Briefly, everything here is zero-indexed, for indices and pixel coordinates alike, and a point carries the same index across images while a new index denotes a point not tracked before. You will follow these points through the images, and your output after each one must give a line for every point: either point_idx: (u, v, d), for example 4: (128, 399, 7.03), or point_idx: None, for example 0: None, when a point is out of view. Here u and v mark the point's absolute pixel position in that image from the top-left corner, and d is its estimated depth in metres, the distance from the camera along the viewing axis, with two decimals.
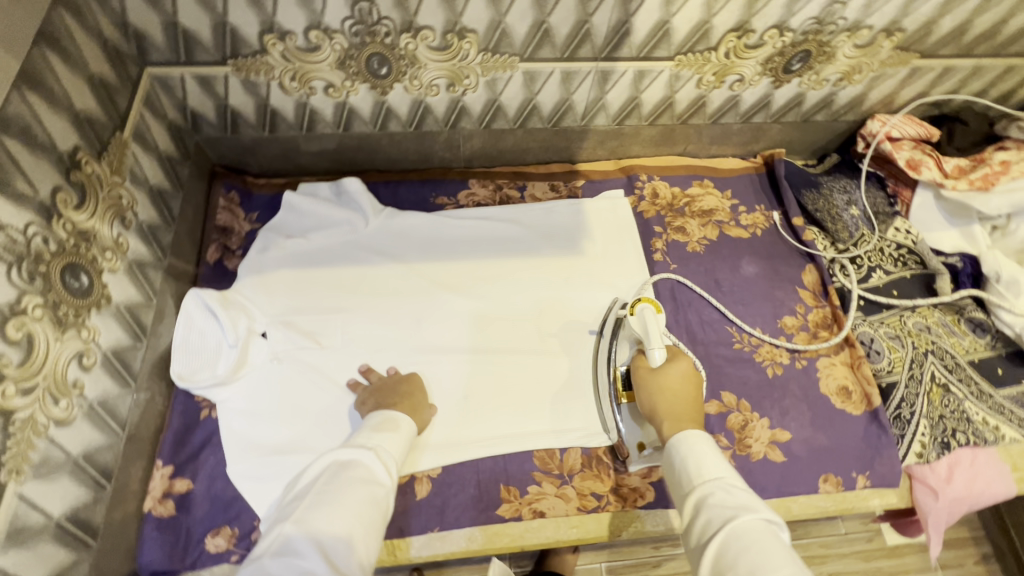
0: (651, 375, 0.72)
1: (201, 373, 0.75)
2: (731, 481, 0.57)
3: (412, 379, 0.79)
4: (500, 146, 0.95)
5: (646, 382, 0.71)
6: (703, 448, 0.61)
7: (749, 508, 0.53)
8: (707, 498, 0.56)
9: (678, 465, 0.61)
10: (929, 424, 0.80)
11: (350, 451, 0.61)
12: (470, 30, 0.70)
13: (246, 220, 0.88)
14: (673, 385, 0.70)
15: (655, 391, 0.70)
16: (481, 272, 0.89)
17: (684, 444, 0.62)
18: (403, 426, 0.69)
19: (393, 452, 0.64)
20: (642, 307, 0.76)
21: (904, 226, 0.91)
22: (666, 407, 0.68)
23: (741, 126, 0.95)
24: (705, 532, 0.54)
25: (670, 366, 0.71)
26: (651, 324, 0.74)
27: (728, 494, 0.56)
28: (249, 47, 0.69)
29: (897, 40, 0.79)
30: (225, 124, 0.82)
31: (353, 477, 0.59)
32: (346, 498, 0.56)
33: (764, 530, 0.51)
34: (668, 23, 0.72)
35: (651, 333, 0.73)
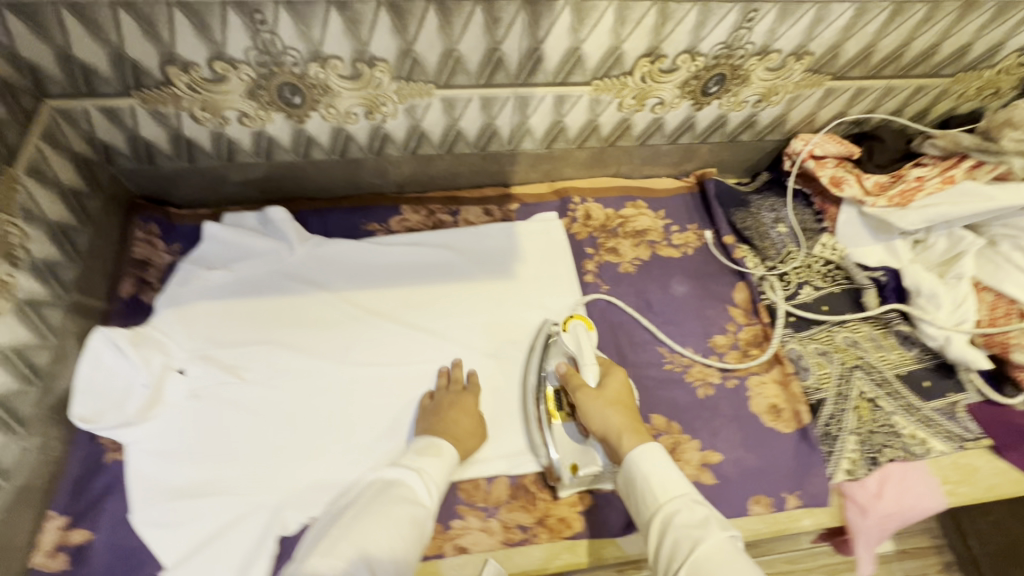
0: (595, 393, 0.72)
1: (108, 414, 0.72)
2: (693, 497, 0.60)
3: (466, 403, 0.77)
4: (432, 172, 0.94)
5: (592, 400, 0.71)
6: (662, 467, 0.63)
7: (711, 527, 0.56)
8: (672, 520, 0.58)
9: (640, 485, 0.63)
10: (858, 440, 0.80)
11: (395, 472, 0.66)
12: (379, 59, 0.70)
13: (167, 252, 0.86)
14: (619, 399, 0.72)
15: (607, 407, 0.70)
16: (413, 299, 0.88)
17: (644, 461, 0.64)
18: (446, 452, 0.70)
19: (435, 479, 0.67)
20: (574, 323, 0.80)
21: (830, 243, 0.94)
22: (622, 423, 0.69)
23: (670, 147, 0.96)
24: (671, 557, 0.56)
25: (609, 381, 0.74)
26: (585, 342, 0.78)
27: (689, 513, 0.58)
28: (152, 78, 0.68)
29: (806, 62, 0.81)
30: (139, 156, 0.80)
31: (396, 495, 0.63)
32: (387, 513, 0.60)
33: (725, 548, 0.55)
34: (579, 49, 0.73)
35: (586, 349, 0.78)
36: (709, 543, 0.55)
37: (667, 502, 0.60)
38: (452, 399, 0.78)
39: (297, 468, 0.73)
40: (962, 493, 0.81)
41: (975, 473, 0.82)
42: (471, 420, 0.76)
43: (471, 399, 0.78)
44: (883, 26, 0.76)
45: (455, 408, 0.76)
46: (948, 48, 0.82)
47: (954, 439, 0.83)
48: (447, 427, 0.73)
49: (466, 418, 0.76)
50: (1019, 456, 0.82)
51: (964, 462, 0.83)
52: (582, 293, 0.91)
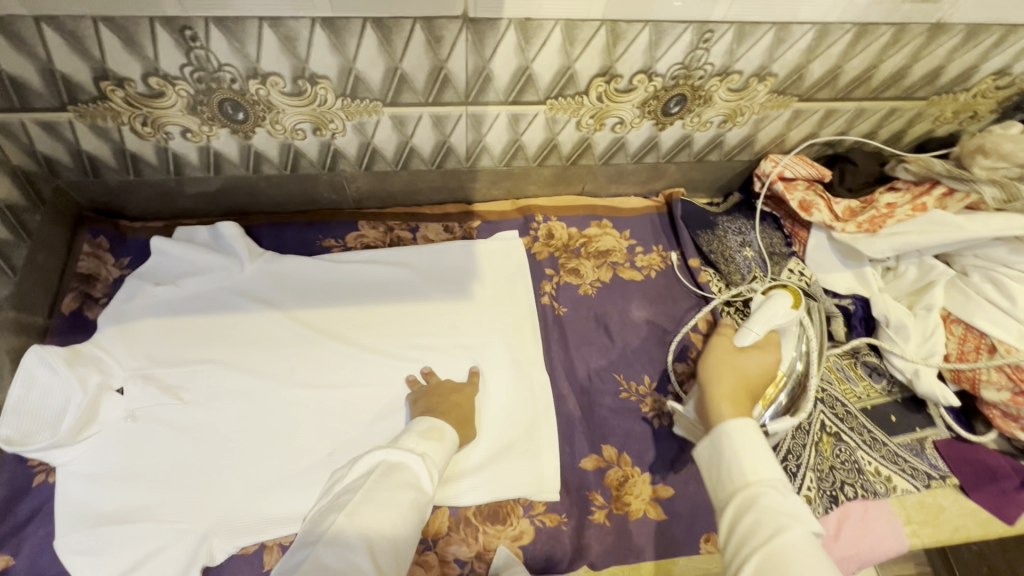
0: (733, 352, 0.71)
1: (37, 434, 0.70)
2: (783, 485, 0.55)
3: (464, 391, 0.78)
4: (390, 188, 0.92)
5: (722, 355, 0.71)
6: (760, 448, 0.57)
7: (800, 519, 0.51)
8: (756, 501, 0.54)
9: (726, 460, 0.58)
10: (816, 476, 0.77)
11: (399, 453, 0.63)
12: (321, 76, 0.68)
13: (115, 266, 0.85)
14: (749, 375, 0.68)
15: (730, 371, 0.68)
16: (366, 319, 0.85)
17: (737, 434, 0.59)
18: (449, 437, 0.69)
19: (437, 463, 0.65)
20: (777, 291, 0.75)
21: (797, 268, 0.91)
22: (736, 388, 0.66)
23: (636, 167, 0.94)
24: (748, 538, 0.51)
25: (761, 358, 0.70)
26: (774, 309, 0.72)
27: (780, 500, 0.53)
28: (87, 93, 0.67)
29: (770, 84, 0.78)
30: (85, 169, 0.78)
31: (399, 480, 0.61)
32: (390, 499, 0.58)
33: (809, 544, 0.50)
34: (529, 68, 0.71)
35: (762, 316, 0.72)
36: (796, 533, 0.50)
37: (752, 486, 0.55)
38: (453, 386, 0.78)
39: (231, 496, 0.71)
40: (925, 534, 0.78)
41: (940, 513, 0.79)
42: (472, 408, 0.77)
43: (471, 390, 0.78)
44: (849, 48, 0.73)
45: (457, 393, 0.77)
46: (919, 71, 0.79)
47: (919, 477, 0.79)
48: (452, 410, 0.74)
49: (469, 404, 0.77)
50: (985, 494, 0.79)
51: (930, 501, 0.80)
52: (538, 315, 0.88)
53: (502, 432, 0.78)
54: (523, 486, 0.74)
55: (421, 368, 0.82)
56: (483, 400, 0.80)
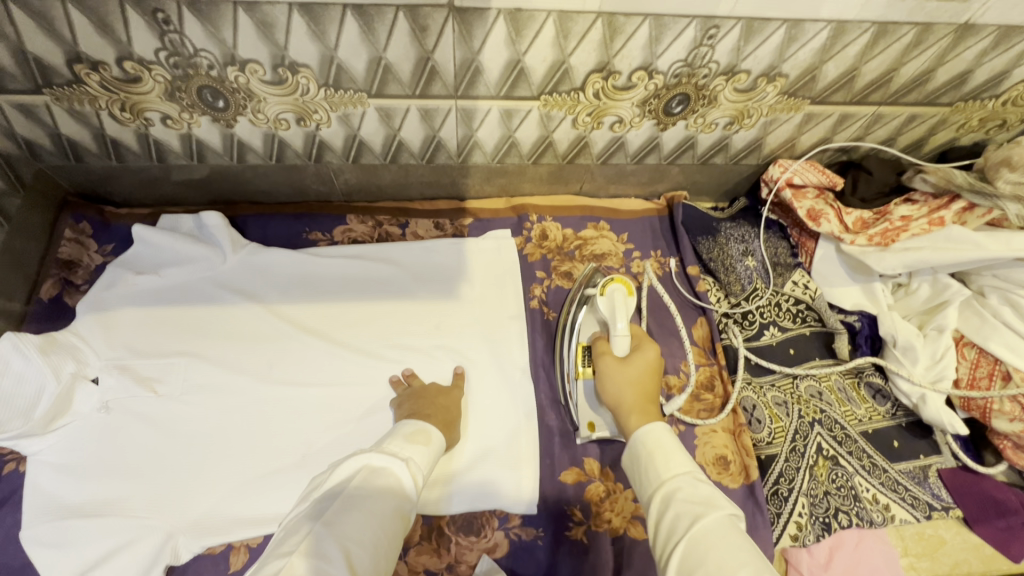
0: (618, 364, 0.67)
1: (10, 423, 0.69)
2: (696, 473, 0.53)
3: (449, 392, 0.75)
4: (379, 182, 0.89)
5: (611, 372, 0.67)
6: (670, 441, 0.55)
7: (716, 505, 0.49)
8: (674, 498, 0.51)
9: (642, 460, 0.55)
10: (809, 502, 0.73)
11: (384, 457, 0.56)
12: (301, 64, 0.65)
13: (98, 252, 0.83)
14: (644, 377, 0.65)
15: (627, 383, 0.65)
16: (348, 316, 0.83)
17: (649, 439, 0.56)
18: (435, 441, 0.63)
19: (423, 469, 0.59)
20: (613, 287, 0.72)
21: (802, 280, 0.86)
22: (641, 400, 0.62)
23: (636, 167, 0.89)
24: (671, 536, 0.48)
25: (642, 352, 0.67)
26: (621, 307, 0.70)
27: (693, 491, 0.51)
28: (62, 76, 0.65)
29: (780, 85, 0.73)
30: (66, 153, 0.77)
31: (381, 487, 0.54)
32: (372, 507, 0.52)
33: (729, 528, 0.47)
34: (521, 62, 0.67)
35: (618, 315, 0.69)
36: (711, 522, 0.47)
37: (664, 481, 0.53)
38: (438, 388, 0.75)
39: (202, 496, 0.70)
40: (922, 567, 0.74)
41: (940, 546, 0.75)
42: (459, 411, 0.74)
43: (458, 392, 0.76)
44: (866, 49, 0.68)
45: (443, 396, 0.74)
46: (944, 75, 0.73)
47: (920, 508, 0.75)
48: (440, 412, 0.71)
49: (456, 408, 0.73)
50: (990, 529, 0.74)
51: (930, 533, 0.76)
52: (526, 320, 0.85)
53: (482, 439, 0.75)
54: (502, 497, 0.72)
55: (402, 371, 0.79)
56: (470, 401, 0.77)
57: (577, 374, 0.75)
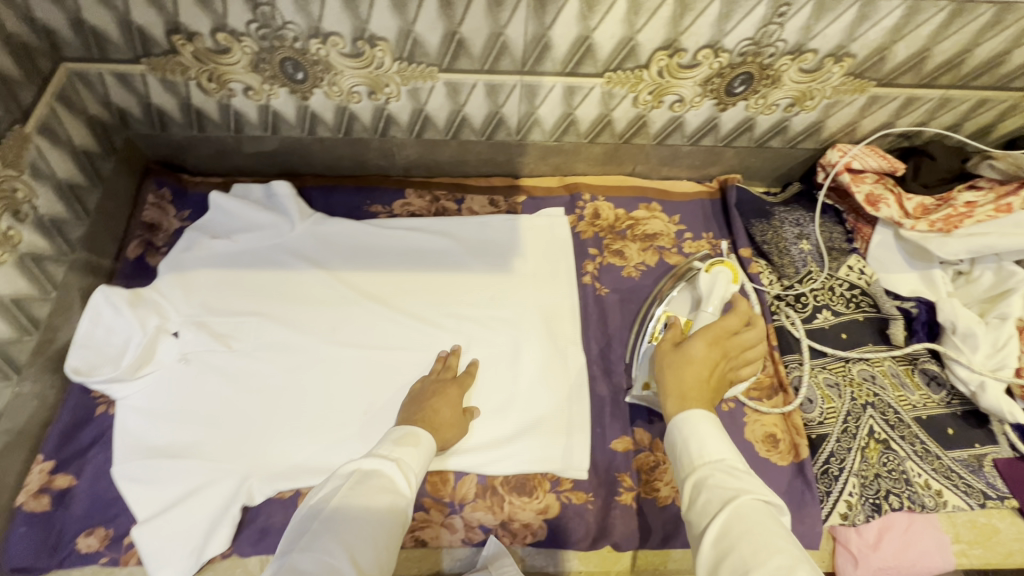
0: (673, 349, 0.64)
1: (102, 367, 0.74)
2: (731, 461, 0.52)
3: (447, 392, 0.74)
4: (438, 158, 0.92)
5: (666, 357, 0.64)
6: (705, 427, 0.55)
7: (748, 489, 0.49)
8: (707, 484, 0.51)
9: (677, 446, 0.56)
10: (860, 482, 0.73)
11: (374, 461, 0.57)
12: (380, 38, 0.68)
13: (176, 217, 0.88)
14: (696, 365, 0.61)
15: (673, 368, 0.62)
16: (408, 285, 0.86)
17: (685, 428, 0.55)
18: (425, 443, 0.63)
19: (415, 469, 0.59)
20: (719, 269, 0.73)
21: (858, 265, 0.85)
22: (682, 384, 0.59)
23: (691, 149, 0.90)
24: (704, 518, 0.49)
25: (697, 340, 0.63)
26: (719, 290, 0.71)
27: (727, 478, 0.51)
28: (160, 46, 0.69)
29: (847, 65, 0.73)
30: (153, 122, 0.82)
31: (376, 487, 0.55)
32: (370, 505, 0.53)
33: (763, 515, 0.48)
34: (589, 38, 0.69)
35: (713, 297, 0.71)
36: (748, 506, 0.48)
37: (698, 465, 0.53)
38: (432, 387, 0.75)
39: (272, 444, 0.74)
40: (974, 555, 0.73)
41: (994, 535, 0.74)
42: (453, 411, 0.73)
43: (455, 390, 0.75)
44: (940, 29, 0.68)
45: (437, 398, 0.73)
46: (1019, 57, 0.72)
47: (974, 496, 0.74)
48: (426, 416, 0.70)
49: (447, 410, 0.72)
50: None
51: (983, 521, 0.75)
52: (578, 294, 0.87)
53: (530, 409, 0.78)
54: (550, 462, 0.74)
55: (450, 348, 0.82)
56: (475, 398, 0.79)
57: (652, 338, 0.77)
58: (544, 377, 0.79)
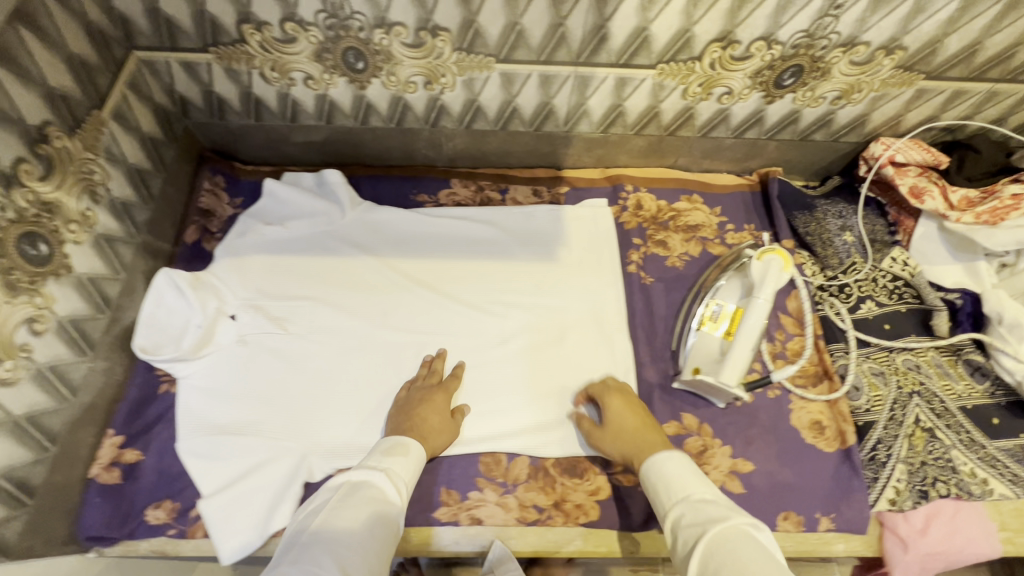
0: (602, 432, 0.72)
1: (165, 347, 0.77)
2: (695, 497, 0.58)
3: (433, 398, 0.75)
4: (484, 148, 0.94)
5: (606, 441, 0.71)
6: (669, 471, 0.62)
7: (717, 519, 0.55)
8: (681, 524, 0.57)
9: (655, 489, 0.63)
10: (907, 469, 0.74)
11: (363, 472, 0.63)
12: (442, 28, 0.70)
13: (230, 204, 0.91)
14: (626, 426, 0.70)
15: (619, 442, 0.70)
16: (455, 272, 0.88)
17: (654, 475, 0.63)
18: (414, 451, 0.68)
19: (404, 479, 0.64)
20: (770, 256, 0.74)
21: (902, 256, 0.86)
22: (633, 446, 0.68)
23: (734, 141, 0.92)
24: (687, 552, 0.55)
25: (606, 413, 0.72)
26: (772, 275, 0.73)
27: (695, 513, 0.57)
28: (229, 35, 0.71)
29: (898, 58, 0.74)
30: (212, 111, 0.84)
31: (364, 497, 0.60)
32: (360, 513, 0.58)
33: (733, 538, 0.52)
34: (647, 30, 0.70)
35: (766, 284, 0.72)
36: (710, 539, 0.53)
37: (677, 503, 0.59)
38: (419, 395, 0.75)
39: (330, 424, 0.76)
40: (1021, 543, 0.73)
41: None
42: (441, 418, 0.74)
43: (442, 396, 0.75)
44: (994, 22, 0.69)
45: (424, 405, 0.74)
46: None
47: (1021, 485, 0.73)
48: (414, 425, 0.71)
49: (435, 417, 0.73)
50: None
51: None
52: (623, 283, 0.88)
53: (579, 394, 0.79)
54: None
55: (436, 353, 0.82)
56: (463, 398, 0.79)
57: (701, 325, 0.79)
58: (535, 389, 0.80)
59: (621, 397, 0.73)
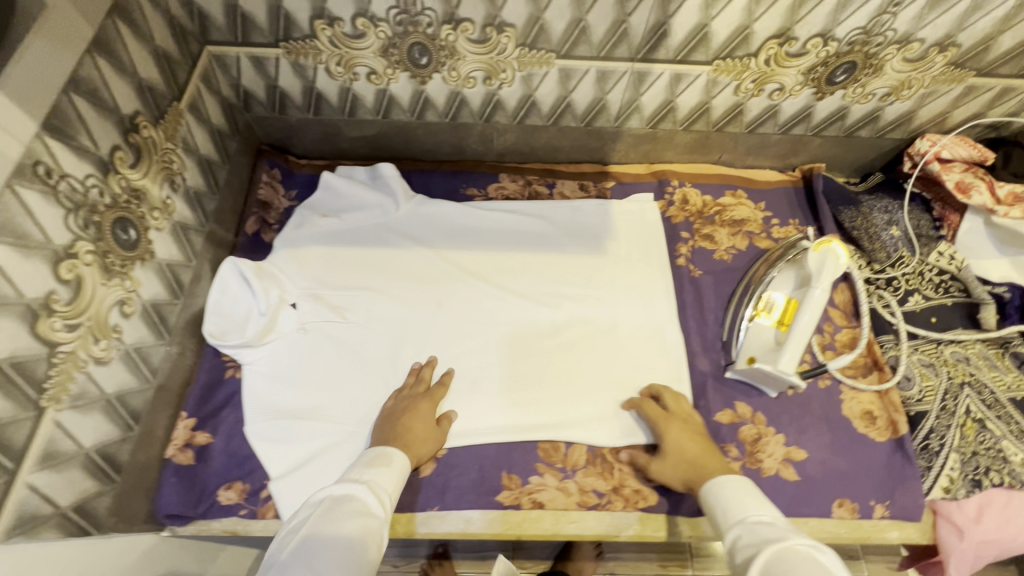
0: (661, 461, 0.71)
1: (231, 334, 0.79)
2: (752, 519, 0.57)
3: (418, 408, 0.74)
4: (533, 144, 0.96)
5: (666, 470, 0.70)
6: (728, 493, 0.61)
7: (774, 540, 0.52)
8: (737, 546, 0.55)
9: (712, 511, 0.62)
10: (960, 459, 0.75)
11: (345, 485, 0.59)
12: (508, 24, 0.72)
13: (286, 197, 0.93)
14: (685, 453, 0.69)
15: (679, 470, 0.69)
16: (507, 264, 0.90)
17: (710, 498, 0.62)
18: (398, 462, 0.65)
19: (387, 489, 0.61)
20: (828, 246, 0.76)
21: (948, 251, 0.87)
22: (693, 475, 0.67)
23: (780, 138, 0.93)
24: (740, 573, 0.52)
25: (662, 439, 0.72)
26: (830, 266, 0.75)
27: (751, 535, 0.55)
28: (301, 30, 0.74)
29: (951, 55, 0.76)
30: (273, 105, 0.87)
31: (347, 510, 0.56)
32: (342, 526, 0.54)
33: (790, 555, 0.50)
34: (707, 26, 0.72)
35: (824, 274, 0.74)
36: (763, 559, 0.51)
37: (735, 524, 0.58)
38: (405, 404, 0.75)
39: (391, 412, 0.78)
40: None
41: None
42: (425, 426, 0.73)
43: (427, 405, 0.74)
44: None
45: (409, 414, 0.73)
46: None
47: None
48: (400, 434, 0.70)
49: (420, 425, 0.72)
50: None
51: None
52: (672, 276, 0.90)
53: (633, 383, 0.81)
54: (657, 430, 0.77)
55: (424, 361, 0.82)
56: (467, 400, 0.80)
57: (756, 315, 0.82)
58: (534, 399, 0.80)
59: (677, 423, 0.72)
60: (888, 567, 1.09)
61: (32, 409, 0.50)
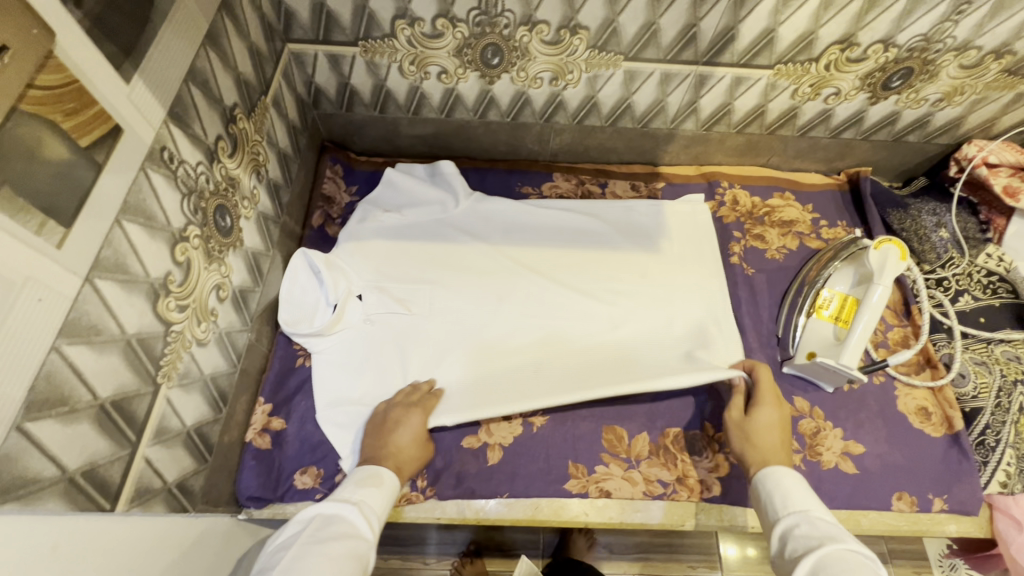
0: (740, 422, 0.72)
1: (302, 324, 0.80)
2: (813, 514, 0.57)
3: (405, 420, 0.73)
4: (587, 143, 0.99)
5: (738, 430, 0.72)
6: (789, 484, 0.62)
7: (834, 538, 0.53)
8: (792, 534, 0.57)
9: (766, 495, 0.63)
10: (1015, 454, 0.77)
11: (334, 505, 0.60)
12: (583, 27, 0.75)
13: (347, 192, 0.95)
14: (767, 431, 0.70)
15: (749, 438, 0.70)
16: (564, 260, 0.91)
17: (769, 480, 0.63)
18: (388, 483, 0.66)
19: (376, 510, 0.62)
20: (887, 246, 0.79)
21: (997, 253, 0.90)
22: (757, 448, 0.69)
23: (830, 141, 0.96)
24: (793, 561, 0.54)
25: (754, 411, 0.72)
26: (891, 264, 0.77)
27: (808, 529, 0.56)
28: (381, 30, 0.76)
29: (1006, 63, 0.79)
30: (342, 102, 0.89)
31: (335, 532, 0.57)
32: (331, 551, 0.54)
33: (847, 557, 0.50)
34: (774, 32, 0.75)
35: (885, 272, 0.77)
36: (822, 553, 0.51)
37: (792, 513, 0.59)
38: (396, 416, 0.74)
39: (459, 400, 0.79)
40: None
41: None
42: (416, 444, 0.72)
43: (420, 415, 0.74)
44: None
45: (400, 428, 0.72)
46: None
47: None
48: (388, 453, 0.70)
49: (408, 442, 0.72)
50: None
51: None
52: (726, 275, 0.92)
53: None
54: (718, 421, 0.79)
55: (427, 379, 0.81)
56: (539, 391, 0.79)
57: (813, 310, 0.84)
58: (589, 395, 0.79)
59: (778, 408, 0.72)
60: (916, 571, 1.10)
61: (150, 385, 0.52)
